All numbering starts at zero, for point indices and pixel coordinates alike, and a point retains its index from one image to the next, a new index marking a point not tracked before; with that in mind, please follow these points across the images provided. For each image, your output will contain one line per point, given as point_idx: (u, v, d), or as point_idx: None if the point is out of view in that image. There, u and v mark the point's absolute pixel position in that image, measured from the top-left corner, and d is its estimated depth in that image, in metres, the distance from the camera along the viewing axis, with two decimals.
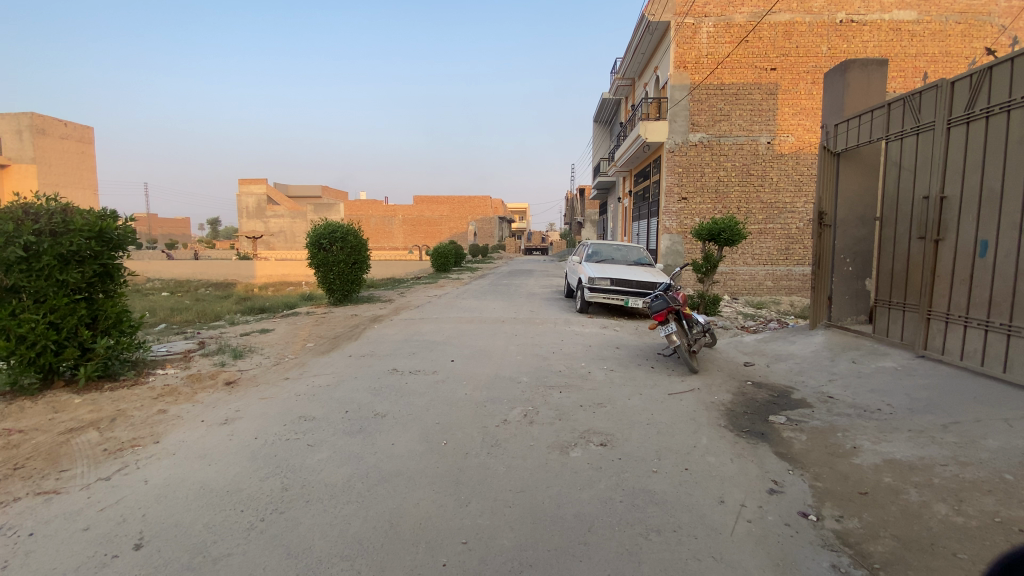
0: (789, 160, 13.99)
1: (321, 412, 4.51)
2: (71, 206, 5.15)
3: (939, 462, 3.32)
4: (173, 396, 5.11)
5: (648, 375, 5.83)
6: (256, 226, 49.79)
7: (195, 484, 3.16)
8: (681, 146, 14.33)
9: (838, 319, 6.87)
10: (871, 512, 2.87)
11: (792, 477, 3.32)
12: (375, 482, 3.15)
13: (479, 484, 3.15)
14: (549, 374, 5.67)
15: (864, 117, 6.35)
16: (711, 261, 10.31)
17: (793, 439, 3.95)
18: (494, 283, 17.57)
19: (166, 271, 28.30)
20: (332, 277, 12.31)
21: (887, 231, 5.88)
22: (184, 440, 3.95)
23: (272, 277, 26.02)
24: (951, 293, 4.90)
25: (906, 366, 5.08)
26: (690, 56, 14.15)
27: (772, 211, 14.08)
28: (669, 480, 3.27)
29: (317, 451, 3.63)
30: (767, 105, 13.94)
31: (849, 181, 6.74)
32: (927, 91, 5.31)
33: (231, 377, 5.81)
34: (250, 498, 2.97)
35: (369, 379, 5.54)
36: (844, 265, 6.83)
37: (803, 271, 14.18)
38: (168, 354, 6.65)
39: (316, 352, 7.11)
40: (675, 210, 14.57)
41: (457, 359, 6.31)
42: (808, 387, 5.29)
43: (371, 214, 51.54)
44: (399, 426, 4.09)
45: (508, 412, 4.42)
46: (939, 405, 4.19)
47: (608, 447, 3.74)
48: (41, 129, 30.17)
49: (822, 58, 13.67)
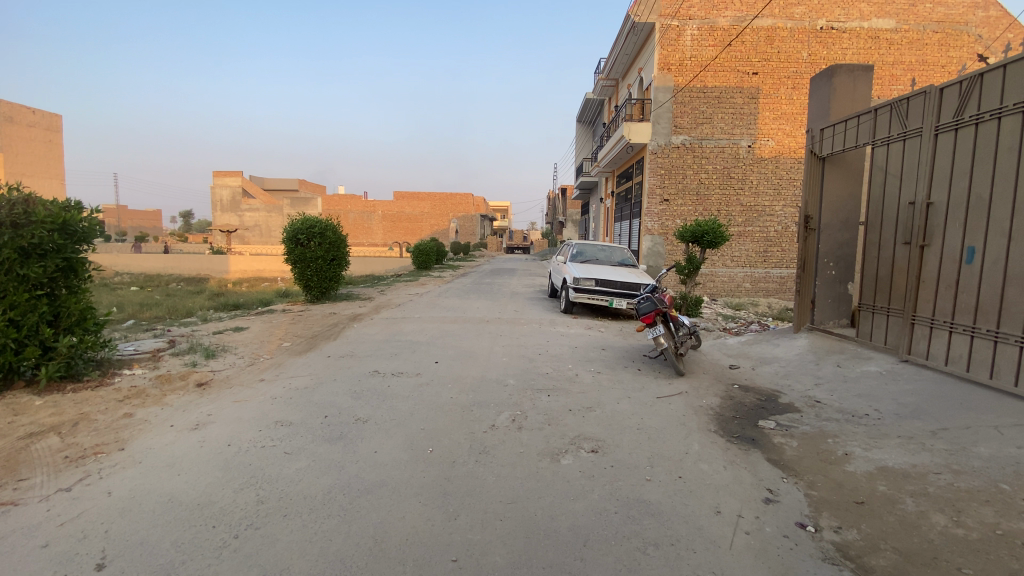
0: (769, 164, 14.13)
1: (298, 417, 4.29)
2: (33, 196, 4.83)
3: (931, 470, 3.32)
4: (141, 399, 4.82)
5: (635, 378, 5.75)
6: (230, 220, 48.65)
7: (163, 497, 2.94)
8: (664, 148, 14.37)
9: (821, 322, 6.91)
10: (870, 523, 2.84)
11: (787, 486, 3.27)
12: (357, 494, 2.98)
13: (468, 495, 3.01)
14: (536, 376, 5.55)
15: (851, 122, 6.41)
16: (694, 262, 10.32)
17: (785, 445, 3.91)
18: (475, 281, 17.41)
19: (136, 265, 27.42)
20: (309, 274, 11.98)
21: (872, 236, 5.92)
22: (151, 446, 3.70)
23: (247, 272, 25.41)
24: (936, 299, 4.94)
25: (890, 371, 5.12)
26: (674, 58, 14.20)
27: (751, 214, 14.23)
28: (664, 489, 3.18)
29: (295, 460, 3.43)
30: (748, 109, 14.08)
31: (834, 185, 6.79)
32: (915, 97, 5.37)
33: (204, 378, 5.53)
34: (224, 512, 2.77)
35: (348, 381, 5.34)
36: (828, 269, 6.88)
37: (780, 274, 14.36)
38: (136, 353, 6.31)
39: (293, 351, 6.85)
40: (657, 212, 14.62)
41: (440, 361, 6.14)
42: (795, 391, 5.29)
43: (350, 210, 50.77)
44: (382, 432, 3.92)
45: (496, 416, 4.29)
46: (926, 410, 4.21)
47: (600, 454, 3.64)
48: (8, 115, 26.30)
49: (803, 64, 13.86)
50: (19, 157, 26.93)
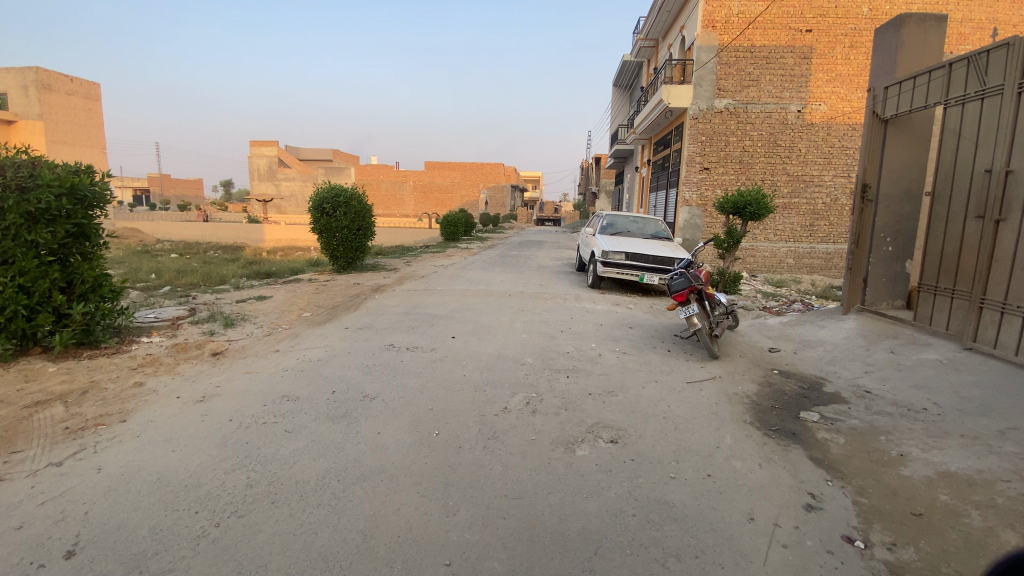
0: (820, 131, 13.08)
1: (305, 391, 4.12)
2: (39, 159, 4.75)
3: (1001, 477, 2.85)
4: (153, 368, 4.78)
5: (664, 360, 5.35)
6: (267, 189, 49.51)
7: (152, 477, 2.81)
8: (705, 113, 13.47)
9: (873, 303, 6.31)
10: (930, 540, 2.43)
11: (831, 491, 2.88)
12: (353, 480, 2.76)
13: (471, 487, 2.75)
14: (557, 356, 5.23)
15: (918, 80, 5.63)
16: (734, 236, 9.65)
17: (830, 442, 3.49)
18: (503, 253, 17.13)
19: (176, 232, 28.21)
20: (335, 243, 11.87)
21: (939, 208, 5.24)
22: (153, 419, 3.61)
23: (281, 241, 25.84)
24: (1011, 281, 4.32)
25: (953, 359, 4.56)
26: (719, 15, 13.15)
27: (798, 185, 13.28)
28: (689, 489, 2.84)
29: (294, 440, 3.24)
30: (799, 70, 12.98)
31: (896, 151, 6.05)
32: (996, 49, 4.62)
33: (219, 348, 5.45)
34: (209, 496, 2.62)
35: (362, 355, 5.16)
36: (884, 245, 6.24)
37: (827, 249, 13.43)
38: (155, 320, 6.31)
39: (311, 322, 6.73)
40: (696, 181, 13.82)
41: (457, 336, 5.88)
42: (841, 379, 4.80)
43: (382, 179, 50.88)
44: (388, 412, 3.70)
45: (509, 399, 4.01)
46: (995, 406, 3.69)
47: (619, 445, 3.32)
48: (47, 84, 26.97)
49: (863, 20, 12.60)
50: (59, 126, 27.79)
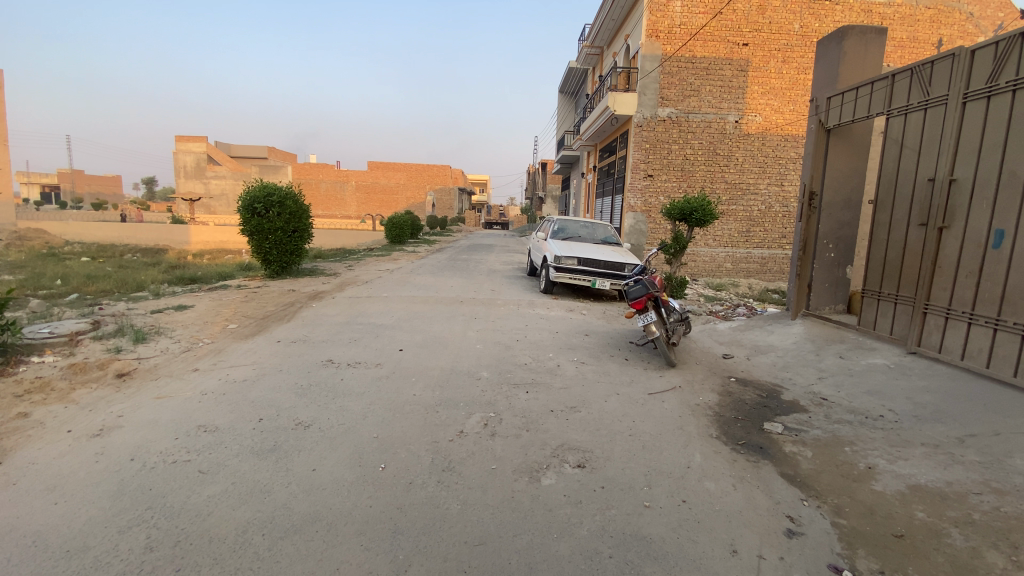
0: (756, 141, 13.59)
1: (226, 419, 3.57)
2: None
3: (971, 489, 2.81)
4: (42, 394, 4.03)
5: (623, 370, 5.17)
6: (195, 187, 46.28)
7: (24, 540, 2.24)
8: (649, 121, 13.66)
9: (816, 308, 6.47)
10: (916, 565, 2.31)
11: (809, 512, 2.73)
12: (281, 534, 2.32)
13: (425, 534, 2.37)
14: (513, 368, 4.92)
15: (862, 90, 5.78)
16: (681, 242, 9.73)
17: (798, 456, 3.38)
18: (450, 256, 16.70)
19: (87, 234, 25.60)
20: (268, 245, 11.00)
21: (882, 215, 5.39)
22: (34, 461, 2.96)
23: (209, 244, 24.05)
24: (955, 288, 4.44)
25: (899, 364, 4.65)
26: (663, 25, 13.36)
27: (735, 193, 13.75)
28: (666, 519, 2.60)
29: (209, 483, 2.73)
30: (737, 82, 13.45)
31: (838, 160, 6.21)
32: (940, 60, 4.76)
33: (126, 368, 4.72)
34: (96, 566, 2.09)
35: (297, 373, 4.63)
36: (827, 251, 6.39)
37: (762, 254, 13.96)
38: (50, 336, 5.43)
39: (239, 335, 6.06)
40: (640, 187, 14.00)
41: (404, 349, 5.44)
42: (797, 387, 4.77)
43: (322, 179, 48.89)
44: (325, 443, 3.24)
45: (464, 420, 3.65)
46: (947, 413, 3.73)
47: (587, 471, 3.04)
48: None
49: (794, 36, 13.24)
50: None
